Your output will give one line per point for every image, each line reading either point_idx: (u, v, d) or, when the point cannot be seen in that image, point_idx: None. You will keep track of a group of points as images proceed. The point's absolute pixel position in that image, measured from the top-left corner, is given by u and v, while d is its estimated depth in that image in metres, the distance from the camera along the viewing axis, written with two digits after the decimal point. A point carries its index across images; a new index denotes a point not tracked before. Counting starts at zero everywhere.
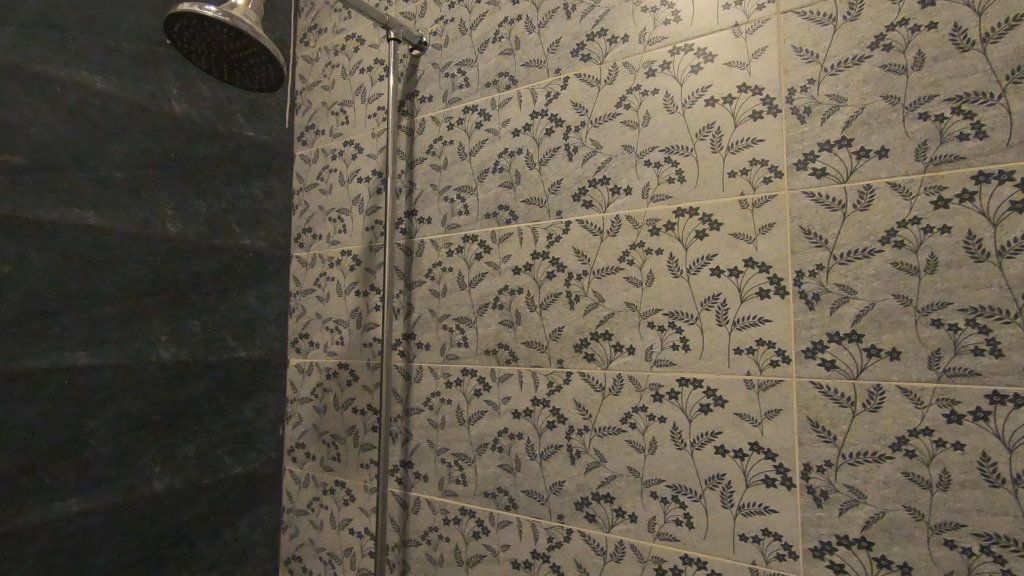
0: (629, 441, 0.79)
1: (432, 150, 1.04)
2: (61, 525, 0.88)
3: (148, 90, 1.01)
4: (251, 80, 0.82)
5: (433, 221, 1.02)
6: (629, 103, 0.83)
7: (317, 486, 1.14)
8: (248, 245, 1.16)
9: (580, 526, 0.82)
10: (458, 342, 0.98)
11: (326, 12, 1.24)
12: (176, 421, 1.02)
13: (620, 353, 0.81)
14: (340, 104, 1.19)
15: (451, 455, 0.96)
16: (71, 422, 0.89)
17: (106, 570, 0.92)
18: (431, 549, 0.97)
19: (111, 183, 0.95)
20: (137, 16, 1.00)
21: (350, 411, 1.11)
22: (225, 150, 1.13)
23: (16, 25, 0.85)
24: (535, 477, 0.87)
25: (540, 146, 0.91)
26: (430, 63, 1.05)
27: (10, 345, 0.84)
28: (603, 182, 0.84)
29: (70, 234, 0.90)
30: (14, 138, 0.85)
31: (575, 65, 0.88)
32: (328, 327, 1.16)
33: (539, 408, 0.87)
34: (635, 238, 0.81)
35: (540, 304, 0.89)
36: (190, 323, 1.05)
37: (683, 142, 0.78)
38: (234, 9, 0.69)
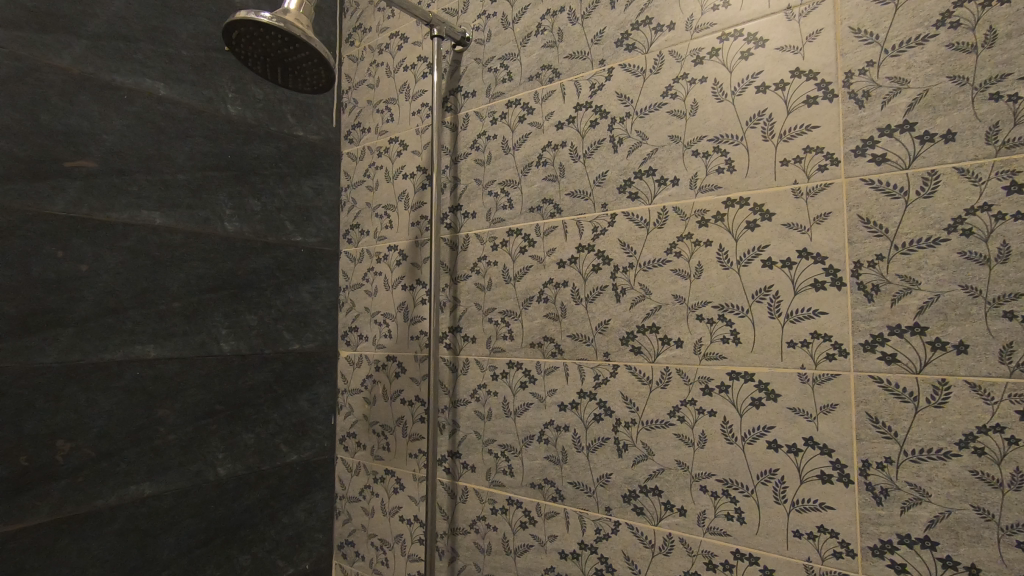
0: (678, 435, 0.79)
1: (476, 145, 1.05)
2: (136, 507, 0.94)
3: (205, 94, 1.05)
4: (302, 82, 0.84)
5: (478, 215, 1.04)
6: (675, 93, 0.81)
7: (368, 474, 1.18)
8: (300, 242, 1.20)
9: (628, 519, 0.82)
10: (503, 335, 0.99)
11: (370, 11, 1.27)
12: (237, 410, 1.07)
13: (667, 345, 0.80)
14: (385, 102, 1.21)
15: (498, 446, 0.98)
16: (143, 411, 0.95)
17: (177, 549, 0.98)
18: (479, 537, 0.99)
19: (174, 185, 1.00)
20: (195, 24, 1.04)
21: (399, 402, 1.14)
22: (277, 150, 1.17)
23: (87, 38, 0.91)
24: (582, 469, 0.88)
25: (585, 139, 0.90)
26: (473, 58, 1.06)
27: (88, 339, 0.90)
28: (649, 173, 0.83)
29: (139, 234, 0.96)
30: (87, 145, 0.90)
31: (620, 55, 0.87)
32: (377, 320, 1.19)
33: (585, 401, 0.88)
34: (682, 229, 0.80)
35: (585, 297, 0.89)
36: (248, 317, 1.10)
37: (733, 131, 0.76)
38: (286, 14, 0.72)
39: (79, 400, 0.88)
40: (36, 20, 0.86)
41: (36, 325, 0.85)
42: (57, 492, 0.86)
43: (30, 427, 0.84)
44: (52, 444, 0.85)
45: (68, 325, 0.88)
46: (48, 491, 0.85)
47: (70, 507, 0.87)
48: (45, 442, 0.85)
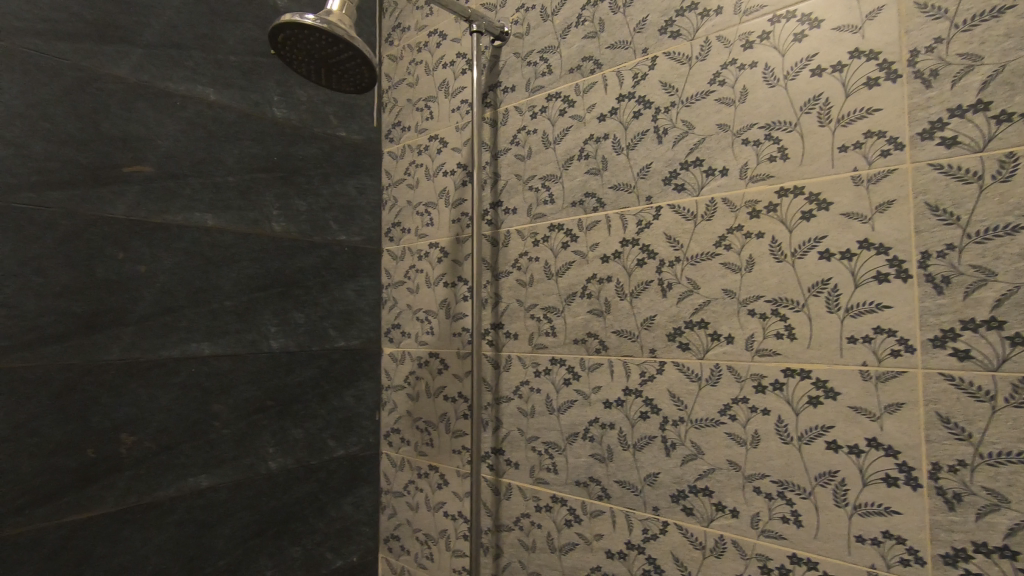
0: (729, 434, 0.76)
1: (517, 140, 1.04)
2: (194, 498, 0.97)
3: (253, 98, 1.08)
4: (346, 82, 0.85)
5: (519, 211, 1.03)
6: (724, 79, 0.79)
7: (412, 470, 1.19)
8: (344, 240, 1.22)
9: (676, 519, 0.80)
10: (546, 332, 0.98)
11: (409, 10, 1.27)
12: (286, 405, 1.10)
13: (717, 342, 0.78)
14: (425, 100, 1.22)
15: (542, 444, 0.97)
16: (199, 406, 0.99)
17: (231, 539, 1.02)
18: (523, 534, 0.99)
19: (225, 187, 1.04)
20: (242, 30, 1.07)
21: (442, 398, 1.14)
22: (321, 151, 1.19)
23: (143, 47, 0.94)
24: (628, 467, 0.86)
25: (628, 131, 0.88)
26: (512, 53, 1.05)
27: (147, 337, 0.93)
28: (696, 164, 0.81)
29: (192, 235, 0.99)
30: (144, 150, 0.94)
31: (663, 43, 0.85)
32: (419, 317, 1.20)
33: (630, 398, 0.86)
34: (732, 221, 0.77)
35: (630, 293, 0.87)
36: (296, 315, 1.13)
37: (786, 117, 0.73)
38: (330, 15, 0.73)
39: (140, 395, 0.92)
40: (97, 32, 0.90)
41: (100, 324, 0.89)
42: (122, 483, 0.90)
43: (96, 421, 0.88)
44: (116, 437, 0.89)
45: (129, 324, 0.91)
46: (114, 482, 0.89)
47: (134, 498, 0.91)
48: (110, 435, 0.89)
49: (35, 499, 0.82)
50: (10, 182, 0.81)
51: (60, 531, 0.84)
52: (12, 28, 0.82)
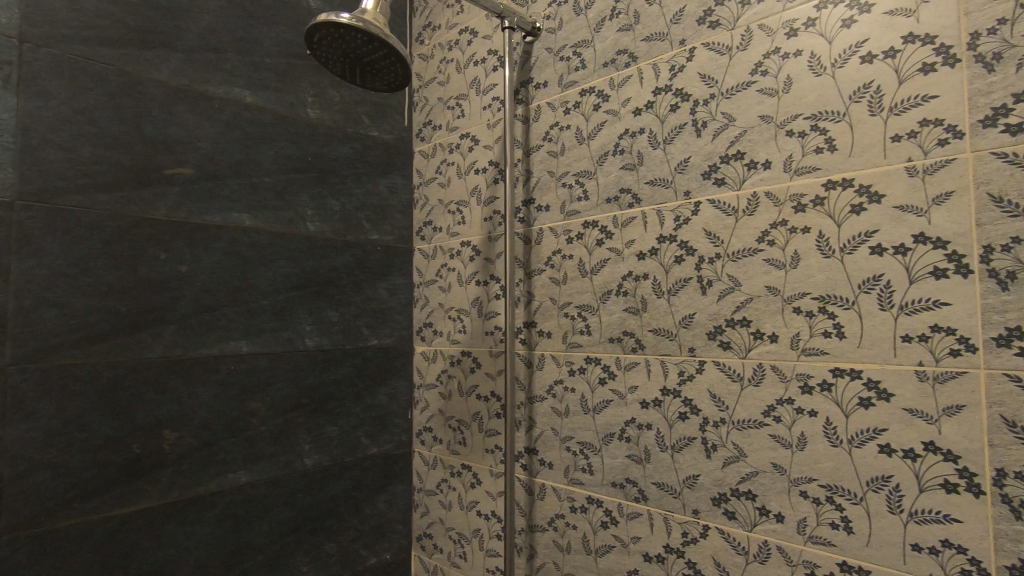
0: (773, 436, 0.74)
1: (549, 136, 1.03)
2: (234, 493, 0.99)
3: (288, 100, 1.10)
4: (380, 81, 0.86)
5: (552, 208, 1.02)
6: (766, 69, 0.76)
7: (445, 469, 1.19)
8: (376, 239, 1.23)
9: (718, 523, 0.78)
10: (580, 331, 0.96)
11: (439, 9, 1.27)
12: (321, 403, 1.11)
13: (760, 340, 0.75)
14: (456, 98, 1.22)
15: (577, 444, 0.96)
16: (238, 403, 1.00)
17: (269, 535, 1.03)
18: (558, 535, 0.98)
19: (261, 188, 1.05)
20: (277, 33, 1.09)
21: (474, 396, 1.14)
22: (354, 151, 1.20)
23: (182, 52, 0.96)
24: (667, 469, 0.84)
25: (665, 124, 0.86)
26: (544, 48, 1.04)
27: (188, 336, 0.95)
28: (737, 157, 0.78)
29: (230, 235, 1.00)
30: (185, 152, 0.96)
31: (702, 34, 0.82)
32: (451, 316, 1.20)
33: (668, 399, 0.84)
34: (776, 216, 0.74)
35: (668, 290, 0.85)
36: (330, 314, 1.14)
37: (833, 106, 0.70)
38: (364, 13, 0.73)
39: (182, 392, 0.94)
40: (139, 38, 0.92)
41: (144, 322, 0.91)
42: (165, 479, 0.92)
43: (141, 417, 0.90)
44: (159, 433, 0.91)
45: (171, 322, 0.93)
46: (157, 478, 0.91)
47: (176, 493, 0.93)
48: (154, 432, 0.91)
49: (84, 493, 0.84)
50: (59, 185, 0.84)
51: (107, 524, 0.86)
52: (60, 36, 0.84)
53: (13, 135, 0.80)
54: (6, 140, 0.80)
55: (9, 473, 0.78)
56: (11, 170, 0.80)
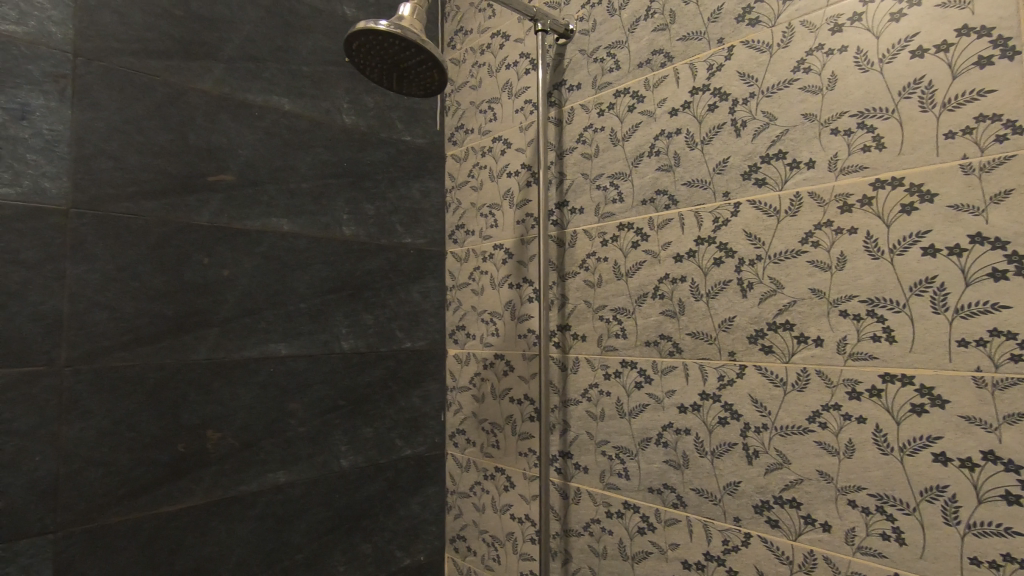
0: (819, 443, 0.72)
1: (583, 138, 1.02)
2: (274, 493, 1.01)
3: (324, 106, 1.12)
4: (416, 87, 0.86)
5: (586, 211, 1.01)
6: (809, 66, 0.74)
7: (478, 471, 1.19)
8: (409, 243, 1.24)
9: (761, 531, 0.76)
10: (615, 334, 0.95)
11: (471, 13, 1.28)
12: (357, 405, 1.13)
13: (804, 344, 0.73)
14: (488, 102, 1.22)
15: (612, 448, 0.95)
16: (277, 404, 1.02)
17: (307, 534, 1.05)
18: (593, 540, 0.97)
19: (299, 193, 1.07)
20: (313, 41, 1.11)
21: (508, 399, 1.14)
22: (388, 155, 1.21)
23: (224, 62, 0.99)
24: (706, 475, 0.82)
25: (702, 124, 0.85)
26: (578, 49, 1.04)
27: (230, 338, 0.97)
28: (778, 156, 0.77)
29: (270, 239, 1.03)
30: (227, 159, 0.98)
31: (741, 31, 0.81)
32: (484, 318, 1.20)
33: (708, 403, 0.83)
34: (820, 217, 0.72)
35: (707, 293, 0.84)
36: (365, 317, 1.15)
37: (881, 103, 0.68)
38: (401, 20, 0.74)
39: (224, 393, 0.96)
40: (184, 49, 0.95)
41: (189, 325, 0.93)
42: (208, 477, 0.94)
43: (186, 418, 0.92)
44: (203, 433, 0.94)
45: (214, 325, 0.96)
46: (202, 476, 0.93)
47: (219, 491, 0.95)
48: (199, 431, 0.93)
49: (133, 490, 0.87)
50: (110, 193, 0.86)
51: (155, 521, 0.88)
52: (111, 49, 0.87)
53: (68, 145, 0.83)
54: (61, 151, 0.82)
55: (64, 470, 0.81)
56: (66, 179, 0.83)
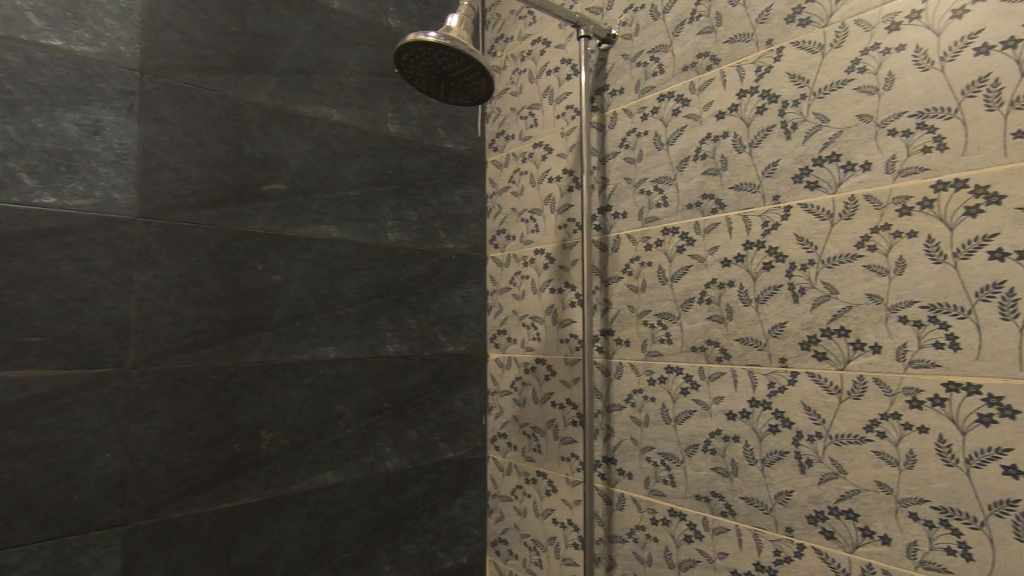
0: (877, 453, 0.70)
1: (626, 143, 1.02)
2: (323, 492, 1.04)
3: (370, 116, 1.15)
4: (462, 95, 0.88)
5: (629, 215, 1.01)
6: (864, 66, 0.72)
7: (520, 475, 1.20)
8: (451, 248, 1.26)
9: (815, 543, 0.74)
10: (660, 339, 0.95)
11: (511, 20, 1.29)
12: (401, 408, 1.15)
13: (861, 351, 0.71)
14: (529, 107, 1.23)
15: (658, 454, 0.94)
16: (327, 406, 1.05)
17: (354, 533, 1.07)
18: (638, 547, 0.96)
19: (347, 201, 1.10)
20: (360, 53, 1.14)
21: (550, 404, 1.14)
22: (430, 163, 1.24)
23: (277, 75, 1.03)
24: (757, 483, 0.81)
25: (751, 127, 0.84)
26: (620, 54, 1.04)
27: (282, 342, 1.01)
28: (832, 159, 0.75)
29: (319, 246, 1.06)
30: (279, 169, 1.02)
31: (791, 32, 0.80)
32: (525, 323, 1.21)
33: (758, 410, 0.81)
34: (877, 220, 0.71)
35: (756, 298, 0.82)
36: (409, 321, 1.18)
37: (943, 102, 0.66)
38: (450, 31, 0.75)
39: (277, 395, 1.00)
40: (240, 64, 0.99)
41: (244, 329, 0.97)
42: (262, 476, 0.97)
43: (241, 418, 0.96)
44: (258, 433, 0.97)
45: (268, 329, 0.99)
46: (256, 475, 0.97)
47: (273, 490, 0.98)
48: (253, 432, 0.97)
49: (193, 487, 0.91)
50: (173, 204, 0.91)
51: (213, 517, 0.92)
52: (173, 66, 0.92)
53: (136, 159, 0.88)
54: (129, 164, 0.87)
55: (131, 467, 0.85)
56: (134, 191, 0.87)
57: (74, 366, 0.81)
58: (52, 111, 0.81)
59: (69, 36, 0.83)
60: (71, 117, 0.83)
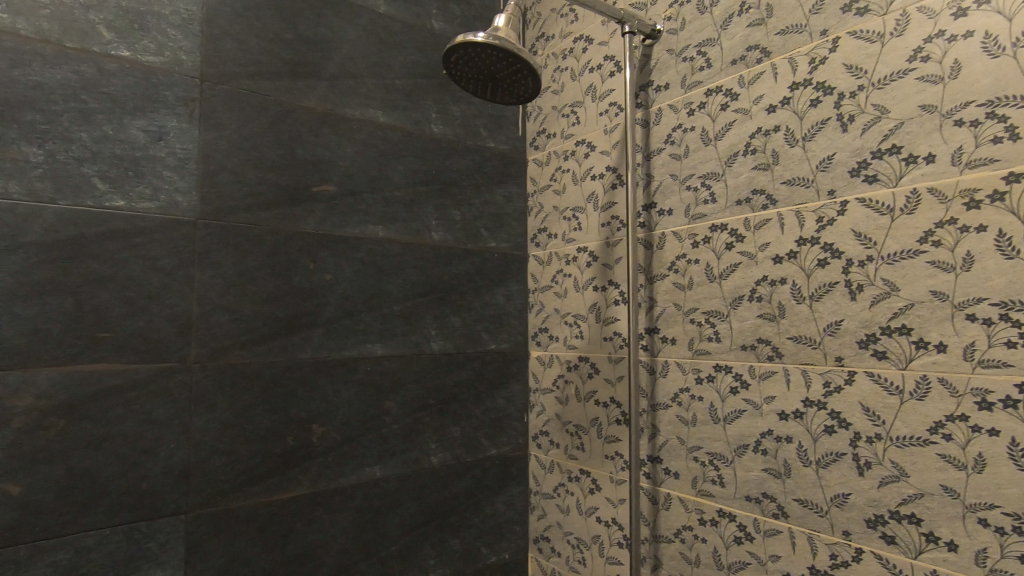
0: (943, 456, 0.67)
1: (672, 139, 1.01)
2: (371, 486, 1.06)
3: (415, 117, 1.17)
4: (509, 95, 0.88)
5: (675, 212, 1.00)
6: (928, 55, 0.70)
7: (563, 473, 1.20)
8: (493, 247, 1.27)
9: (874, 548, 0.72)
10: (708, 337, 0.93)
11: (553, 18, 1.30)
12: (446, 404, 1.17)
13: (925, 350, 0.69)
14: (571, 105, 1.23)
15: (706, 454, 0.93)
16: (374, 402, 1.08)
17: (400, 527, 1.09)
18: (686, 548, 0.95)
19: (393, 201, 1.12)
20: (405, 55, 1.16)
21: (593, 402, 1.14)
22: (473, 162, 1.25)
23: (327, 80, 1.06)
24: (811, 485, 0.79)
25: (804, 121, 0.82)
26: (665, 50, 1.03)
27: (331, 339, 1.03)
28: (892, 151, 0.72)
29: (367, 246, 1.08)
30: (329, 171, 1.05)
31: (848, 22, 0.77)
32: (567, 321, 1.21)
33: (812, 411, 0.79)
34: (942, 214, 0.68)
35: (810, 296, 0.80)
36: (452, 319, 1.19)
37: (1016, 90, 0.63)
38: (498, 31, 0.76)
39: (327, 390, 1.02)
40: (292, 69, 1.02)
41: (297, 326, 1.00)
42: (314, 469, 1.00)
43: (295, 412, 0.99)
44: (310, 427, 1.00)
45: (319, 327, 1.02)
46: (308, 468, 1.00)
47: (324, 482, 1.01)
48: (306, 426, 1.00)
49: (251, 478, 0.94)
50: (231, 206, 0.94)
51: (269, 508, 0.95)
52: (232, 73, 0.95)
53: (197, 162, 0.91)
54: (191, 168, 0.91)
55: (194, 457, 0.89)
56: (195, 193, 0.91)
57: (142, 360, 0.86)
58: (121, 119, 0.86)
59: (136, 46, 0.87)
60: (138, 124, 0.87)
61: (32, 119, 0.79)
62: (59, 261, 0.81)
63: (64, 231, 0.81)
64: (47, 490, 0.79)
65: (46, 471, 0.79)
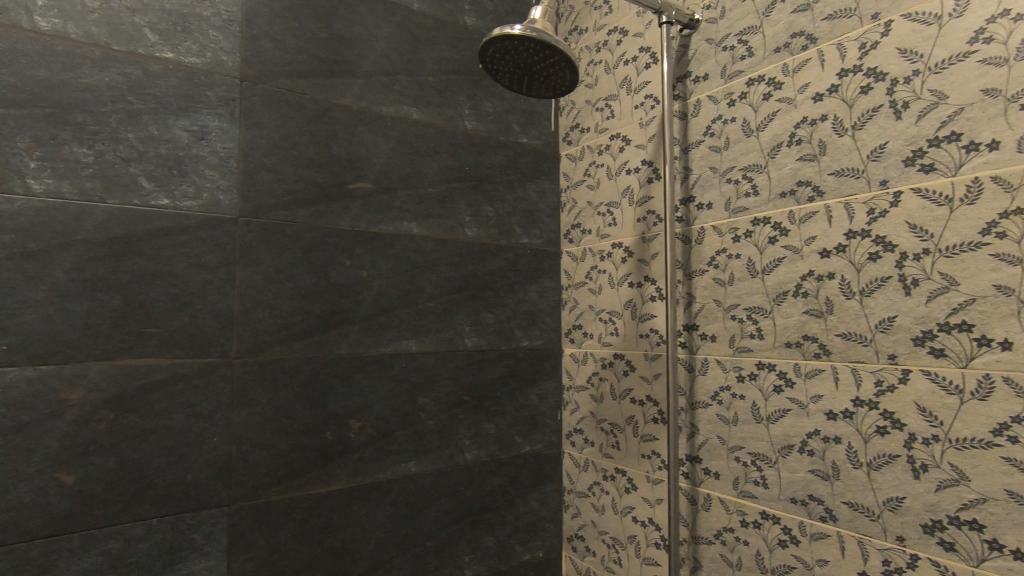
0: (1008, 459, 0.64)
1: (711, 131, 0.98)
2: (406, 482, 1.07)
3: (448, 113, 1.16)
4: (545, 88, 0.87)
5: (715, 206, 0.97)
6: (991, 36, 0.66)
7: (597, 471, 1.18)
8: (526, 244, 1.26)
9: (931, 554, 0.69)
10: (750, 334, 0.91)
11: (586, 11, 1.28)
12: (480, 401, 1.17)
13: (987, 348, 0.65)
14: (605, 99, 1.21)
15: (748, 454, 0.90)
16: (409, 398, 1.08)
17: (435, 523, 1.10)
18: (727, 550, 0.92)
19: (427, 198, 1.13)
20: (438, 52, 1.16)
21: (629, 400, 1.12)
22: (506, 158, 1.24)
23: (362, 78, 1.06)
24: (862, 488, 0.76)
25: (854, 109, 0.79)
26: (704, 39, 1.00)
27: (367, 336, 1.04)
28: (951, 138, 0.69)
29: (402, 242, 1.09)
30: (365, 168, 1.05)
31: (901, 4, 0.74)
32: (602, 317, 1.19)
33: (863, 410, 0.76)
34: (1007, 204, 0.64)
35: (860, 291, 0.77)
36: (486, 315, 1.19)
37: None
38: (534, 23, 0.75)
39: (364, 386, 1.03)
40: (328, 68, 1.03)
41: (334, 323, 1.01)
42: (351, 464, 1.01)
43: (332, 408, 1.00)
44: (347, 423, 1.01)
45: (355, 323, 1.03)
46: (345, 463, 1.01)
47: (361, 477, 1.02)
48: (343, 421, 1.01)
49: (290, 472, 0.95)
50: (270, 203, 0.96)
51: (308, 501, 0.97)
52: (270, 73, 0.97)
53: (237, 161, 0.93)
54: (232, 167, 0.92)
55: (236, 451, 0.91)
56: (236, 192, 0.93)
57: (186, 355, 0.88)
58: (165, 119, 0.87)
59: (179, 48, 0.89)
60: (181, 124, 0.89)
61: (82, 120, 0.82)
62: (109, 258, 0.83)
63: (112, 230, 0.83)
64: (97, 481, 0.81)
65: (98, 462, 0.81)
